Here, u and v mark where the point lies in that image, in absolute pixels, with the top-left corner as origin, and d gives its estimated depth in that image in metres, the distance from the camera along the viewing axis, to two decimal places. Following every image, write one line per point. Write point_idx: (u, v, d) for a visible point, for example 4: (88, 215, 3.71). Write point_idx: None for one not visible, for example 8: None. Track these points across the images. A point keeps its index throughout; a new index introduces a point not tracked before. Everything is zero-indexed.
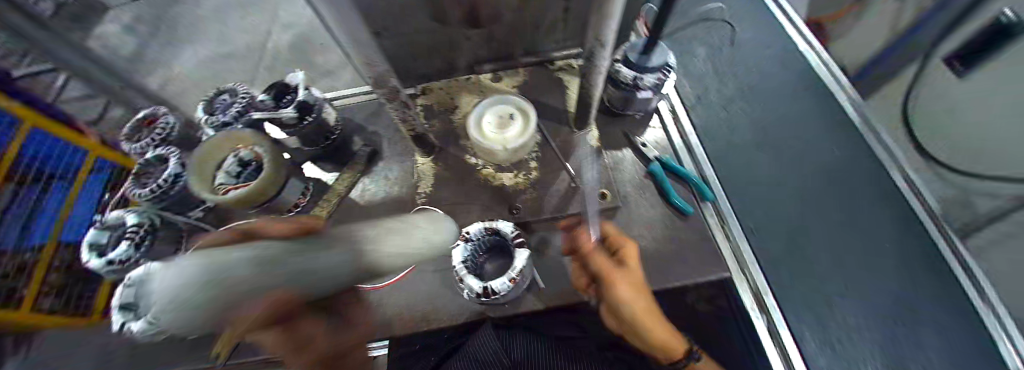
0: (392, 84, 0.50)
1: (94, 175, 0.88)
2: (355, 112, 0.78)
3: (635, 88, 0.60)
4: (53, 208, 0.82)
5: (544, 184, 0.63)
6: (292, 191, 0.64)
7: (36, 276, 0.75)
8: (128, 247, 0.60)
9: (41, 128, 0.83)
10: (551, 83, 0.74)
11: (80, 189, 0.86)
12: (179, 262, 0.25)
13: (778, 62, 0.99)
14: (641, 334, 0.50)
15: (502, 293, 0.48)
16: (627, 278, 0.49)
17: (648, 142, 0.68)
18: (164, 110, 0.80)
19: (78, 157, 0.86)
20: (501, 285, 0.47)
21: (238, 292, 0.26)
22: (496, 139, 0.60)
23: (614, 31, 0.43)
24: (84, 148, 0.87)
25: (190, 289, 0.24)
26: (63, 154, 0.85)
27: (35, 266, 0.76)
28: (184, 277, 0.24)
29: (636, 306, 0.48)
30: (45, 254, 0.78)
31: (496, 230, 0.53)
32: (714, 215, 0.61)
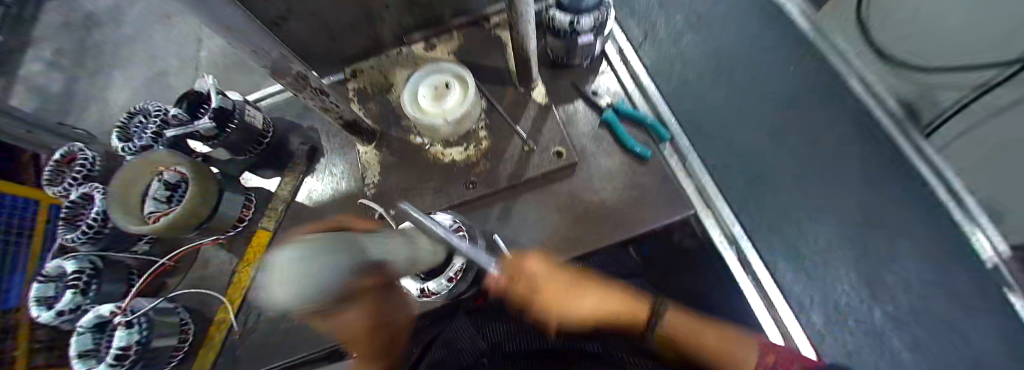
0: (296, 71, 0.44)
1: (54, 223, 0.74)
2: (286, 110, 0.72)
3: (573, 33, 0.55)
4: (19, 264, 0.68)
5: (496, 153, 0.60)
6: (233, 205, 0.59)
7: (21, 335, 0.62)
8: (71, 296, 0.52)
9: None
10: (488, 43, 0.68)
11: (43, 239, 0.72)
12: (308, 241, 0.15)
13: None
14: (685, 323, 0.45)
15: (440, 293, 0.43)
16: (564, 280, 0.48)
17: (599, 90, 0.64)
18: (81, 144, 0.70)
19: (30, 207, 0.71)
20: (438, 285, 0.43)
21: (350, 279, 0.18)
22: (435, 113, 0.56)
23: None
24: (35, 197, 0.71)
25: (335, 267, 0.16)
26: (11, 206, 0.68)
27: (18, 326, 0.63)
28: (332, 255, 0.16)
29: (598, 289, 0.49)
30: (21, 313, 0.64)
31: (436, 223, 0.48)
32: (673, 154, 0.59)
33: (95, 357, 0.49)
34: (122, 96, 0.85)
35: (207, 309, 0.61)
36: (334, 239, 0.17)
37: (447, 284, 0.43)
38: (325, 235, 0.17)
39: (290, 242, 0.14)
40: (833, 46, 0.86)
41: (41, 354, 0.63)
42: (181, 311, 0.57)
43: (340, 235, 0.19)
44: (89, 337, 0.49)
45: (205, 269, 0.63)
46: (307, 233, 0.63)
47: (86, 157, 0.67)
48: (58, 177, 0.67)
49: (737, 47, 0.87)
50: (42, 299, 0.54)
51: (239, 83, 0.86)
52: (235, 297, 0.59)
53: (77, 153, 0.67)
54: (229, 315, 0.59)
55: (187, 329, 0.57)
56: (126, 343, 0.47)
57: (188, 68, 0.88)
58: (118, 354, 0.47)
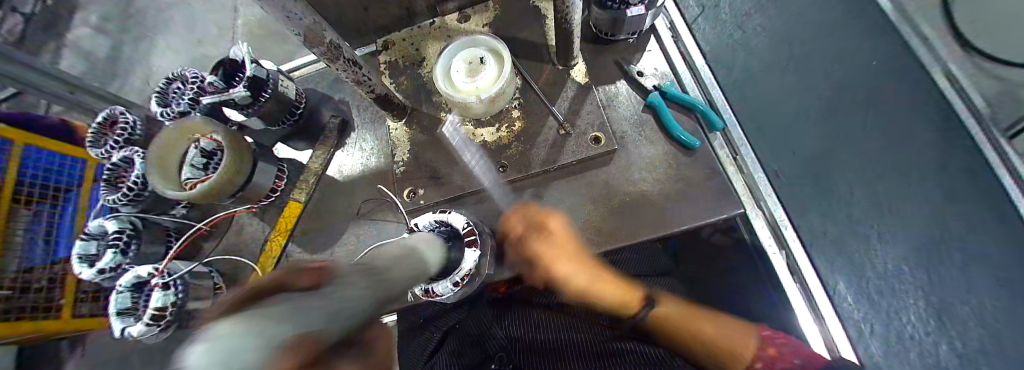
0: (330, 40, 0.41)
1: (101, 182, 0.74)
2: (316, 82, 0.71)
3: (621, 5, 0.51)
4: (67, 219, 0.68)
5: (530, 135, 0.56)
6: (265, 175, 0.59)
7: (70, 281, 0.65)
8: (113, 254, 0.55)
9: (33, 141, 0.64)
10: (525, 14, 0.63)
11: (89, 197, 0.72)
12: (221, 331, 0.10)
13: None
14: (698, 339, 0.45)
15: (444, 296, 0.44)
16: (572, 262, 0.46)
17: (645, 70, 0.58)
18: (123, 108, 0.72)
19: (78, 166, 0.71)
20: (443, 289, 0.43)
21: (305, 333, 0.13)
22: (469, 90, 0.53)
23: None
24: (79, 155, 0.71)
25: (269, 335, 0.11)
26: (58, 164, 0.68)
27: (65, 278, 0.65)
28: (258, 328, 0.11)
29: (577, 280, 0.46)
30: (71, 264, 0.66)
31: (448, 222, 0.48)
32: (724, 146, 0.54)
33: (133, 316, 0.51)
34: (161, 62, 0.87)
35: (241, 274, 0.63)
36: (278, 310, 0.12)
37: (452, 288, 0.43)
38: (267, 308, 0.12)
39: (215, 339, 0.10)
40: (914, 31, 0.75)
41: (85, 303, 0.67)
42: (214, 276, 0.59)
43: (287, 304, 0.13)
44: (128, 296, 0.51)
45: (240, 236, 0.65)
46: (336, 207, 0.63)
47: (127, 121, 0.68)
48: (101, 139, 0.69)
49: (797, 31, 0.79)
50: (88, 255, 0.57)
51: (272, 54, 0.85)
52: (267, 265, 0.60)
53: (118, 117, 0.69)
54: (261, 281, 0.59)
55: (219, 293, 0.59)
56: (163, 303, 0.50)
57: (224, 36, 0.88)
58: (155, 314, 0.49)
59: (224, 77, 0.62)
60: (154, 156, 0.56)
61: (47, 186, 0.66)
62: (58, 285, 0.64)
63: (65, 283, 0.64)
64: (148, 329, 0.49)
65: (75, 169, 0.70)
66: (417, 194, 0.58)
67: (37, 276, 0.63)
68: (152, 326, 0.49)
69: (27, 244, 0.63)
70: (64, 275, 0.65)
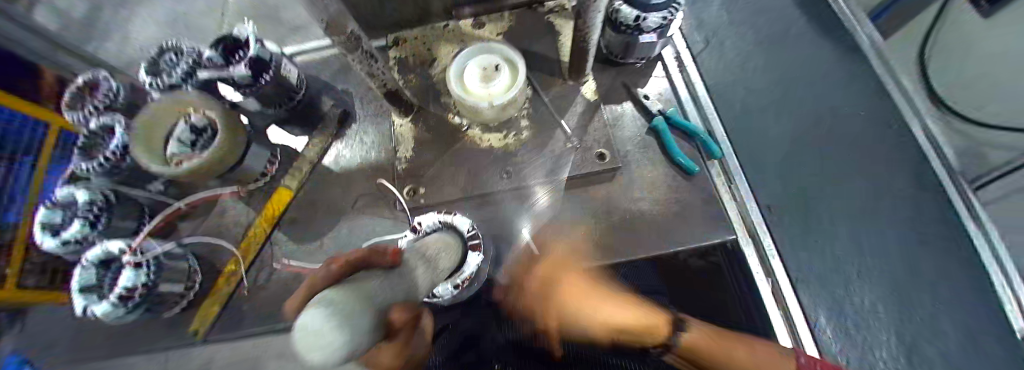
0: (351, 30, 0.41)
1: (63, 150, 0.68)
2: (320, 69, 0.69)
3: (639, 31, 0.52)
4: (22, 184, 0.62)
5: (537, 145, 0.57)
6: (258, 159, 0.57)
7: (18, 250, 0.59)
8: (80, 226, 0.51)
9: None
10: (540, 28, 0.65)
11: (50, 163, 0.66)
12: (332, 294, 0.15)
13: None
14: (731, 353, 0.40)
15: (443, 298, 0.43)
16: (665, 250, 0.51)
17: (651, 94, 0.61)
18: (106, 73, 0.67)
19: (38, 130, 0.65)
20: (443, 290, 0.43)
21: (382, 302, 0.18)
22: (481, 95, 0.53)
23: None
24: (46, 118, 0.66)
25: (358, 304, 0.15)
26: (21, 124, 0.63)
27: (13, 246, 0.59)
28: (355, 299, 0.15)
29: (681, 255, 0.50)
30: (23, 231, 0.61)
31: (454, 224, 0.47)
32: (721, 173, 0.56)
33: (96, 294, 0.48)
34: (151, 31, 0.82)
35: (218, 260, 0.59)
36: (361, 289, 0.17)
37: (452, 290, 0.43)
38: (355, 288, 0.17)
39: (335, 298, 0.15)
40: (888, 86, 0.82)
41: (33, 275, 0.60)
42: (190, 258, 0.55)
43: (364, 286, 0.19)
44: (93, 272, 0.49)
45: (221, 220, 0.61)
46: (330, 198, 0.60)
47: (110, 87, 0.64)
48: (80, 103, 0.65)
49: None
50: (51, 223, 0.53)
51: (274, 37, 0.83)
52: (248, 252, 0.57)
53: (100, 82, 0.65)
54: (240, 268, 0.56)
55: (193, 277, 0.55)
56: (132, 284, 0.47)
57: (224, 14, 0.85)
58: (122, 294, 0.46)
59: (224, 54, 0.59)
60: (141, 129, 0.53)
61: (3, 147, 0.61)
62: (2, 254, 0.58)
63: (11, 252, 0.58)
64: (113, 310, 0.46)
65: (36, 134, 0.65)
66: (417, 193, 0.57)
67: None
68: (118, 307, 0.46)
69: None
70: (12, 243, 0.59)
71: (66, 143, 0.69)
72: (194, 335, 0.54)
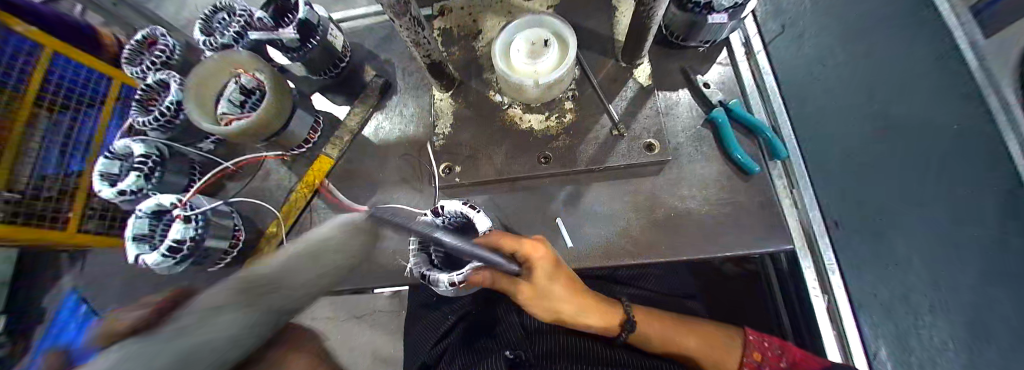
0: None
1: (124, 103, 0.72)
2: (364, 37, 0.68)
3: (707, 9, 0.47)
4: (87, 132, 0.66)
5: (581, 130, 0.54)
6: (301, 125, 0.57)
7: (79, 197, 0.63)
8: (135, 178, 0.54)
9: (61, 50, 0.64)
10: (593, 3, 0.60)
11: (111, 115, 0.70)
12: None
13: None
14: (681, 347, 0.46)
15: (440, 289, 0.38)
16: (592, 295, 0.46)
17: (712, 82, 0.55)
18: (162, 30, 0.70)
19: (103, 83, 0.69)
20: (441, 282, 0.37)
21: None
22: (527, 72, 0.50)
23: None
24: (107, 72, 0.70)
25: None
26: (87, 77, 0.67)
27: (76, 192, 0.63)
28: None
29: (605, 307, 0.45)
30: (84, 180, 0.64)
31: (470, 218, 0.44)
32: (782, 175, 0.51)
33: (148, 244, 0.51)
34: None
35: (262, 220, 0.62)
36: None
37: (449, 285, 0.37)
38: None
39: None
40: None
41: (93, 221, 0.64)
42: (235, 217, 0.58)
43: None
44: (146, 222, 0.51)
45: (265, 182, 0.63)
46: (368, 170, 0.61)
47: (166, 44, 0.66)
48: (138, 58, 0.68)
49: None
50: (106, 173, 0.57)
51: None
52: (289, 216, 0.59)
53: (157, 39, 0.68)
54: (281, 231, 0.58)
55: (237, 235, 0.58)
56: (182, 237, 0.48)
57: None
58: (171, 247, 0.48)
59: (274, 16, 0.59)
60: (191, 90, 0.53)
61: (69, 96, 0.65)
62: (66, 198, 0.62)
63: (75, 196, 0.63)
64: (163, 260, 0.48)
65: (100, 86, 0.69)
66: (453, 171, 0.55)
67: (52, 185, 0.61)
68: (167, 258, 0.48)
69: (42, 152, 0.61)
70: (75, 190, 0.63)
71: (126, 98, 0.72)
72: None
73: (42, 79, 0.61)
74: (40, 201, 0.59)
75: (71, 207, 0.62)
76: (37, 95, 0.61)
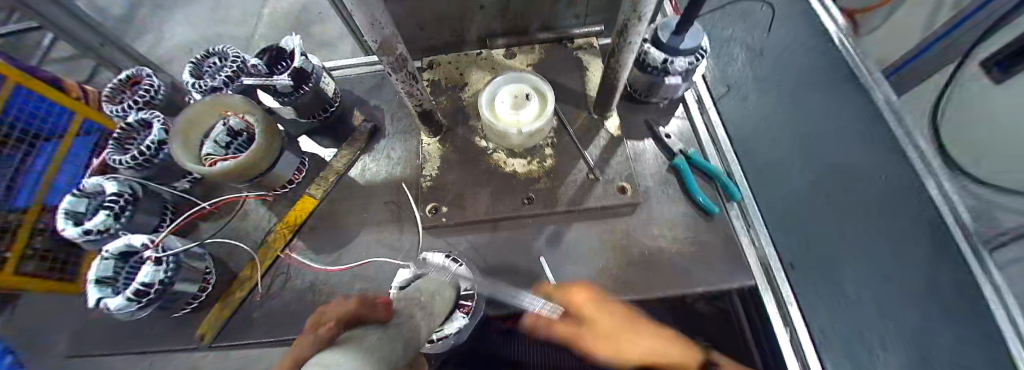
0: (399, 52, 0.44)
1: (82, 138, 0.75)
2: (355, 84, 0.72)
3: (664, 73, 0.55)
4: (36, 171, 0.69)
5: (559, 174, 0.58)
6: (287, 166, 0.58)
7: (20, 236, 0.64)
8: (105, 217, 0.52)
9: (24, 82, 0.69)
10: (567, 63, 0.68)
11: (67, 150, 0.73)
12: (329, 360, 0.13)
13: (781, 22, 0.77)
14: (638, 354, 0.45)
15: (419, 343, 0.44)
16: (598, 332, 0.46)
17: (672, 133, 0.62)
18: (149, 71, 0.71)
19: (64, 117, 0.73)
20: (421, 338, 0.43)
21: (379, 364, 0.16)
22: (511, 121, 0.55)
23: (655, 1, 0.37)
24: (70, 106, 0.74)
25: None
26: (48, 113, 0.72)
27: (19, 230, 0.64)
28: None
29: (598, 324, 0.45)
30: (29, 216, 0.66)
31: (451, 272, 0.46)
32: (739, 215, 0.57)
33: (111, 287, 0.48)
34: None
35: (235, 263, 0.59)
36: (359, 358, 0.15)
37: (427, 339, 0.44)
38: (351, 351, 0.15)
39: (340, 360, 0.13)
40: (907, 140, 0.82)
41: (33, 261, 0.63)
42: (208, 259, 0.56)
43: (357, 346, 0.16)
44: (112, 264, 0.49)
45: (241, 222, 0.62)
46: (352, 210, 0.61)
47: (152, 85, 0.67)
48: (119, 96, 0.68)
49: None
50: (75, 213, 0.55)
51: None
52: (267, 257, 0.57)
53: (143, 79, 0.68)
54: (256, 273, 0.56)
55: (208, 279, 0.55)
56: (150, 280, 0.46)
57: None
58: (138, 289, 0.46)
59: (268, 62, 0.62)
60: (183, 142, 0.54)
61: (24, 129, 0.69)
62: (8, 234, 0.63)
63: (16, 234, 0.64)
64: (127, 305, 0.45)
65: (60, 120, 0.73)
66: (440, 211, 0.58)
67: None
68: (130, 303, 0.45)
69: None
70: (18, 225, 0.65)
71: (86, 133, 0.76)
72: (201, 336, 0.53)
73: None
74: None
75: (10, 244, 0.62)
76: None
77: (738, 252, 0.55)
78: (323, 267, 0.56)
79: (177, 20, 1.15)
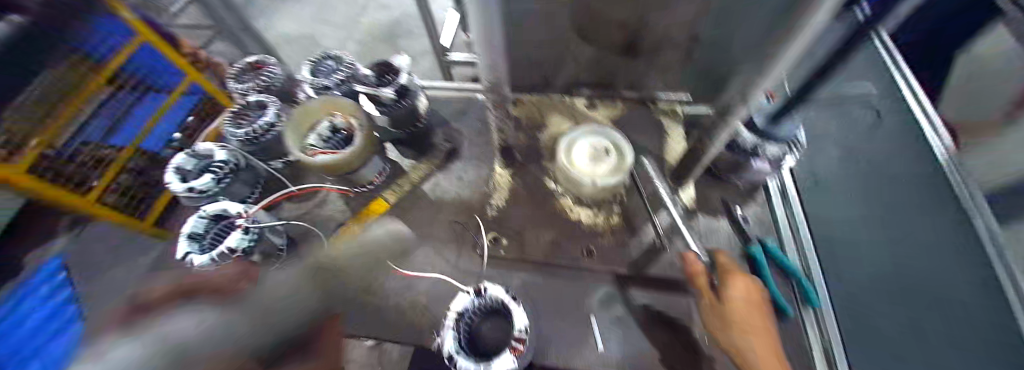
0: (504, 93, 0.47)
1: (184, 98, 0.90)
2: (441, 104, 0.78)
3: (752, 155, 0.55)
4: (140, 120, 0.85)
5: (625, 233, 0.58)
6: (371, 169, 0.62)
7: (111, 170, 0.81)
8: (210, 179, 0.58)
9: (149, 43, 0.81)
10: (647, 124, 0.68)
11: (170, 106, 0.89)
12: None
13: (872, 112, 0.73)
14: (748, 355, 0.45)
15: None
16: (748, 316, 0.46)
17: (748, 217, 0.61)
18: (271, 60, 0.81)
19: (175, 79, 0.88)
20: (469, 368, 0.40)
21: None
22: (588, 172, 0.56)
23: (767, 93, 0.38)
24: (183, 73, 0.88)
25: None
26: (161, 70, 0.86)
27: (109, 166, 0.81)
28: None
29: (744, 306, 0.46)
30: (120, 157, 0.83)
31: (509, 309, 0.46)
32: (814, 323, 0.53)
33: (198, 243, 0.53)
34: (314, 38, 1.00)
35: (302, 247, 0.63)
36: None
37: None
38: None
39: None
40: None
41: (115, 195, 0.81)
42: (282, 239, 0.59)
43: None
44: (204, 223, 0.55)
45: (318, 210, 0.66)
46: (417, 221, 0.64)
47: (273, 73, 0.76)
48: (243, 76, 0.77)
49: None
50: (182, 168, 0.62)
51: None
52: None
53: (266, 65, 0.78)
54: None
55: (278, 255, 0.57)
56: (235, 246, 0.50)
57: None
58: (224, 252, 0.49)
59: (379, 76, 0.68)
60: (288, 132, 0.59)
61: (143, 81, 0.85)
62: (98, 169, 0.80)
63: (106, 169, 0.81)
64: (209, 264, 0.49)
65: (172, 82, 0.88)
66: (499, 244, 0.59)
67: (88, 151, 0.79)
68: (214, 262, 0.49)
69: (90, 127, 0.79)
70: (111, 163, 0.82)
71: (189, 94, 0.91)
72: None
73: (121, 66, 0.80)
74: (70, 163, 0.76)
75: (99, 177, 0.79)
76: (116, 76, 0.80)
77: (806, 360, 0.50)
78: (387, 269, 0.60)
79: (294, 17, 1.33)
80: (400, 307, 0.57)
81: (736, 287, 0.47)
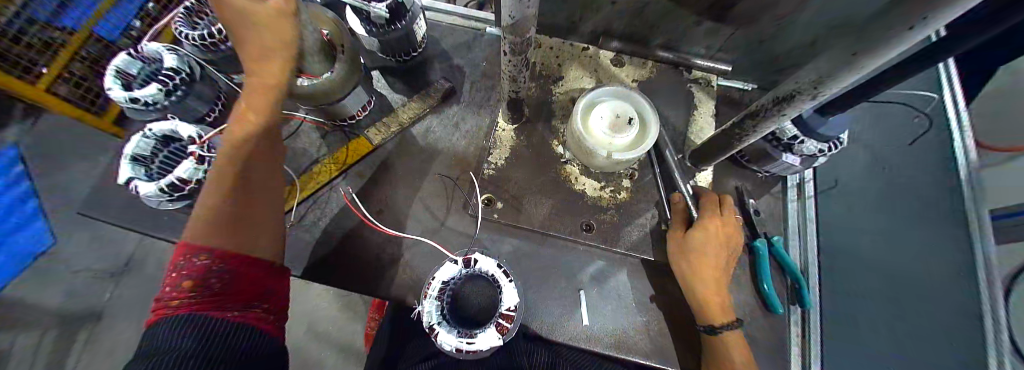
0: (529, 36, 0.37)
1: None
2: (443, 33, 0.65)
3: (785, 148, 0.49)
4: None
5: (629, 213, 0.53)
6: (355, 101, 0.53)
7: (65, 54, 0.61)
8: (156, 91, 0.47)
9: None
10: (677, 92, 0.60)
11: None
12: None
13: (924, 116, 0.61)
14: (698, 283, 0.47)
15: (442, 346, 0.38)
16: (711, 246, 0.47)
17: (761, 210, 0.58)
18: None
19: None
20: (452, 341, 0.38)
21: None
22: (602, 143, 0.50)
23: (846, 88, 0.30)
24: None
25: None
26: None
27: (61, 51, 0.61)
28: None
29: (709, 237, 0.48)
30: (76, 40, 0.63)
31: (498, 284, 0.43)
32: (798, 323, 0.53)
33: (144, 167, 0.46)
34: None
35: None
36: None
37: (457, 344, 0.38)
38: None
39: None
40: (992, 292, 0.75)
41: (64, 84, 0.60)
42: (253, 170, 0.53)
43: None
44: (150, 144, 0.47)
45: (289, 143, 0.58)
46: (405, 169, 0.57)
47: None
48: None
49: None
50: (121, 72, 0.50)
51: None
52: (307, 189, 0.54)
53: None
54: (292, 201, 0.54)
55: None
56: (188, 177, 0.43)
57: None
58: (174, 183, 0.43)
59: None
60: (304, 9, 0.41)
61: None
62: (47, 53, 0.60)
63: (56, 55, 0.61)
64: (159, 195, 0.43)
65: None
66: (493, 208, 0.53)
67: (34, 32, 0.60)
68: (164, 194, 0.43)
69: None
70: (63, 46, 0.62)
71: None
72: None
73: None
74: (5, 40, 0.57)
75: (45, 64, 0.60)
76: None
77: (782, 357, 0.51)
78: (365, 218, 0.54)
79: None
80: (380, 259, 0.53)
81: (704, 227, 0.48)
